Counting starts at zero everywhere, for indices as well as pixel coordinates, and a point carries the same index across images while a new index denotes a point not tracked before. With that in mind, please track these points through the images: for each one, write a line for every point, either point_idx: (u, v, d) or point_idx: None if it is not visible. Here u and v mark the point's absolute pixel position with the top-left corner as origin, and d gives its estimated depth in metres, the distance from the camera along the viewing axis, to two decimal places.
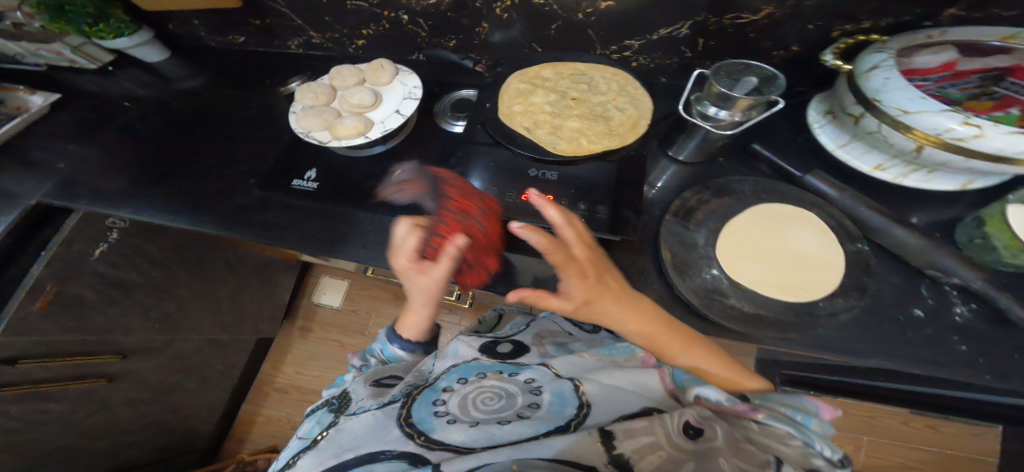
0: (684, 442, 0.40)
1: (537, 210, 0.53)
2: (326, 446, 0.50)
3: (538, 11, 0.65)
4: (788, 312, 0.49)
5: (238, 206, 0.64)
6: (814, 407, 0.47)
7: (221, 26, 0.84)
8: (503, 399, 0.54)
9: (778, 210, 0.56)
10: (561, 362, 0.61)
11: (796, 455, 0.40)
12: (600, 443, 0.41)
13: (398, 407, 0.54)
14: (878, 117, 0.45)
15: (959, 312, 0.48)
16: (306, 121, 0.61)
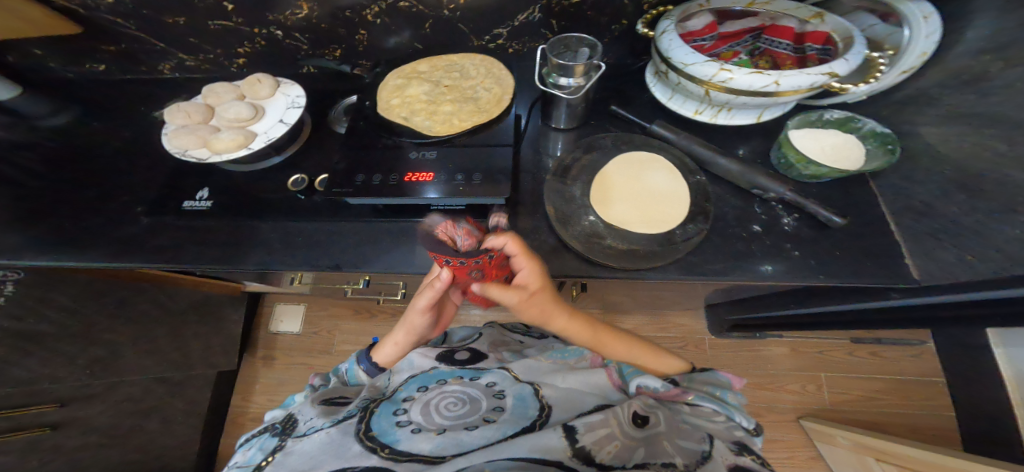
0: (630, 430, 0.50)
1: (412, 190, 0.57)
2: (274, 468, 0.51)
3: (408, 12, 0.70)
4: (644, 245, 0.54)
5: (128, 236, 0.64)
6: (726, 382, 0.65)
7: (73, 56, 0.78)
8: (465, 405, 0.59)
9: (631, 158, 0.62)
10: (519, 367, 0.69)
11: (721, 426, 0.55)
12: (567, 438, 0.47)
13: (357, 422, 0.57)
14: (670, 72, 0.51)
15: (784, 223, 0.56)
16: (179, 138, 0.61)
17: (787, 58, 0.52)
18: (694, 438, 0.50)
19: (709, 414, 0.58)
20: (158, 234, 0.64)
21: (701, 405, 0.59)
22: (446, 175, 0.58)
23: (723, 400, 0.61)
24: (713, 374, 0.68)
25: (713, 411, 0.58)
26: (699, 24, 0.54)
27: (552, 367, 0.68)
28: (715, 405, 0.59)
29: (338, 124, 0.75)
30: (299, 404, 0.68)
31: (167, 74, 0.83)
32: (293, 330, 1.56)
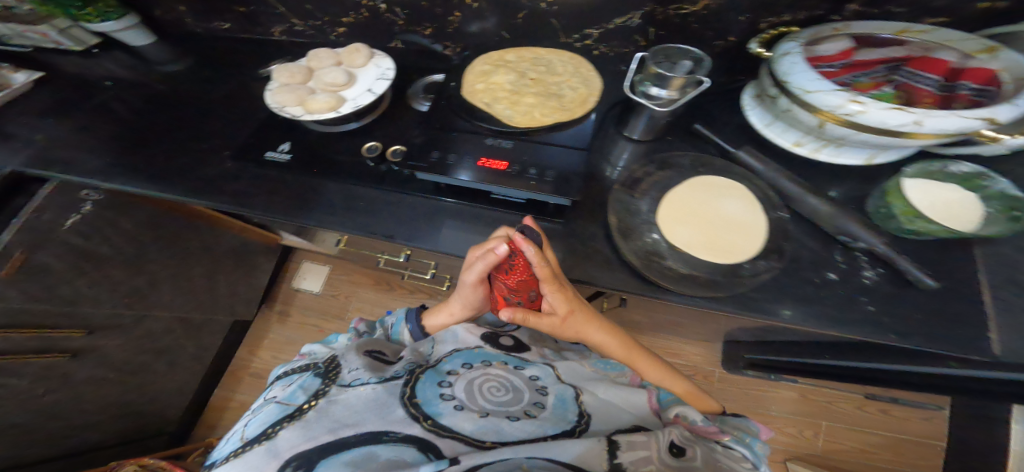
0: (668, 457, 0.48)
1: (497, 176, 0.54)
2: (322, 417, 0.53)
3: (505, 0, 0.69)
4: (716, 271, 0.54)
5: (211, 175, 0.68)
6: (756, 429, 0.63)
7: (212, 14, 0.96)
8: (507, 393, 0.59)
9: (710, 181, 0.61)
10: (564, 368, 0.66)
11: (751, 471, 0.53)
12: (606, 452, 0.49)
13: (402, 384, 0.59)
14: (787, 98, 0.52)
15: (868, 276, 0.55)
16: (280, 96, 0.66)
17: (934, 93, 0.50)
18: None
19: (741, 456, 0.55)
20: (236, 181, 0.66)
21: (737, 447, 0.57)
22: (522, 168, 0.55)
23: (754, 448, 0.58)
24: (746, 419, 0.65)
25: (745, 454, 0.56)
26: (834, 47, 0.54)
27: (598, 375, 0.65)
28: (748, 451, 0.57)
29: (420, 102, 0.76)
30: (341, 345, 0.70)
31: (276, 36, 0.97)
32: (313, 288, 1.58)
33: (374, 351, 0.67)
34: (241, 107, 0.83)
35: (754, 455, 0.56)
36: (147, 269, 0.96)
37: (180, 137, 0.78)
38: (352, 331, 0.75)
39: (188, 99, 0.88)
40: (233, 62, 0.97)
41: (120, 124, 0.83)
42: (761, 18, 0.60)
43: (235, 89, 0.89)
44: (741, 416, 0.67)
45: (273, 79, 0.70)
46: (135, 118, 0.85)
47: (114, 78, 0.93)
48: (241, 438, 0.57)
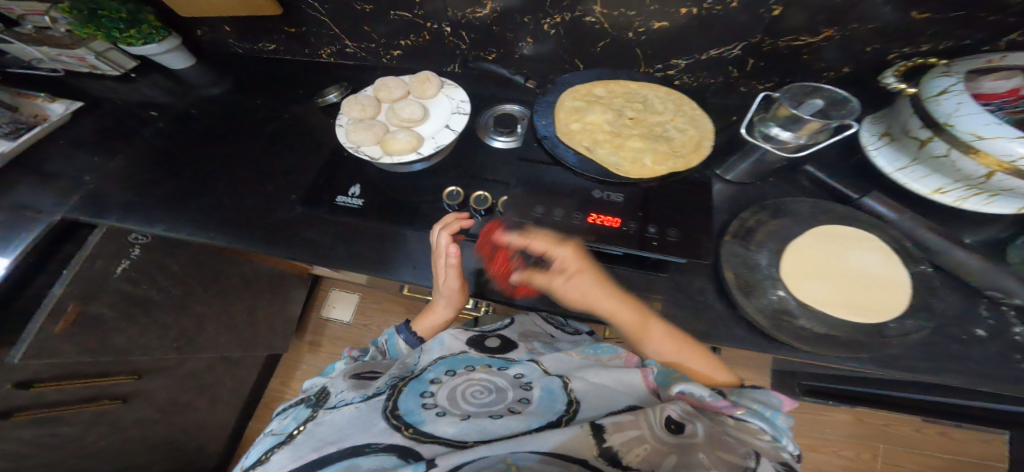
0: (665, 435, 0.43)
1: (609, 232, 0.52)
2: (303, 441, 0.50)
3: (586, 29, 0.65)
4: (858, 333, 0.49)
5: (281, 223, 0.68)
6: (777, 402, 0.53)
7: (255, 35, 0.88)
8: (492, 394, 0.54)
9: (832, 231, 0.57)
10: (551, 359, 0.61)
11: (768, 448, 0.45)
12: (594, 438, 0.43)
13: (385, 399, 0.54)
14: (948, 142, 0.47)
15: (1019, 332, 0.51)
16: (356, 135, 0.65)
17: None
18: (740, 453, 0.42)
19: (755, 431, 0.48)
20: (309, 227, 0.66)
21: (748, 423, 0.48)
22: (636, 224, 0.53)
23: (771, 420, 0.49)
24: (758, 389, 0.56)
25: (761, 429, 0.48)
26: (1004, 83, 0.45)
27: (590, 361, 0.60)
28: (763, 425, 0.48)
29: (498, 139, 0.69)
30: (337, 372, 0.67)
31: (322, 58, 0.90)
32: (343, 318, 1.52)
33: (364, 374, 0.66)
34: (298, 141, 0.79)
35: (771, 429, 0.48)
36: (191, 310, 0.92)
37: (240, 178, 0.75)
38: (351, 356, 0.72)
39: (235, 130, 0.83)
40: (275, 84, 0.89)
41: (171, 160, 0.79)
42: (893, 48, 0.53)
43: (285, 118, 0.83)
44: (760, 388, 0.56)
45: (343, 113, 0.68)
46: (182, 152, 0.80)
47: (156, 107, 0.87)
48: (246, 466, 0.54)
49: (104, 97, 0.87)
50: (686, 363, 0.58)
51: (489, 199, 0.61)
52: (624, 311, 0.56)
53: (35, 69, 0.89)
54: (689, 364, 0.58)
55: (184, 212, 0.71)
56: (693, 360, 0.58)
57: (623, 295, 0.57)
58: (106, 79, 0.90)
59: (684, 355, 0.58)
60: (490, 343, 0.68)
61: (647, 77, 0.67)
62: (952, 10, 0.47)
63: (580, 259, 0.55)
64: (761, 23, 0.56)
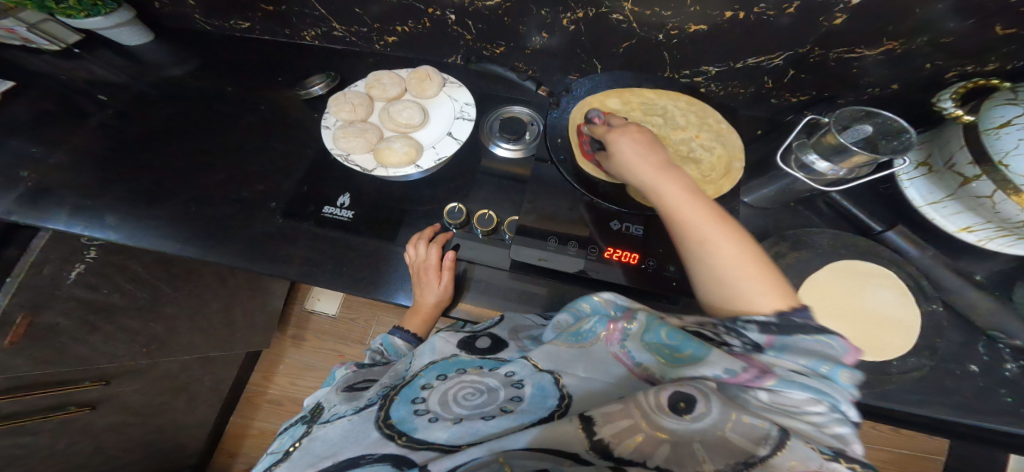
0: (663, 417, 0.27)
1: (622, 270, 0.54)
2: (301, 455, 0.36)
3: (612, 27, 0.58)
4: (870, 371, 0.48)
5: (264, 232, 0.61)
6: (837, 349, 0.33)
7: (223, 11, 0.77)
8: (486, 394, 0.36)
9: (853, 266, 0.54)
10: (540, 353, 0.37)
11: (813, 432, 0.28)
12: (582, 432, 0.28)
13: (378, 409, 0.37)
14: (998, 182, 0.43)
15: (1010, 368, 0.49)
16: (347, 141, 0.61)
17: None
18: (756, 436, 0.26)
19: (796, 407, 0.29)
20: (290, 240, 0.61)
21: (786, 391, 0.30)
22: (654, 263, 0.54)
23: (827, 378, 0.31)
24: (819, 331, 0.34)
25: (802, 401, 0.29)
26: None
27: (579, 350, 0.36)
28: (809, 393, 0.29)
29: (501, 147, 0.64)
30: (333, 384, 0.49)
31: (305, 41, 0.80)
32: (329, 310, 1.44)
33: (361, 382, 0.48)
34: (279, 138, 0.71)
35: (813, 387, 0.30)
36: (161, 313, 0.85)
37: (214, 179, 0.66)
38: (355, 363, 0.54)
39: (205, 121, 0.73)
40: (251, 70, 0.79)
41: (130, 152, 0.69)
42: (953, 65, 0.48)
43: (263, 109, 0.74)
44: (811, 327, 0.34)
45: (331, 113, 0.64)
46: (140, 146, 0.70)
47: (104, 91, 0.75)
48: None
49: (45, 75, 0.75)
50: (748, 291, 0.38)
51: (493, 218, 0.60)
52: (666, 182, 0.45)
53: None
54: (749, 291, 0.38)
55: (148, 216, 0.62)
56: (751, 278, 0.38)
57: (667, 164, 0.46)
58: (44, 54, 0.77)
59: (743, 265, 0.39)
60: (480, 343, 0.46)
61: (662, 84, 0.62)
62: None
63: (635, 133, 0.48)
64: (815, 32, 0.50)
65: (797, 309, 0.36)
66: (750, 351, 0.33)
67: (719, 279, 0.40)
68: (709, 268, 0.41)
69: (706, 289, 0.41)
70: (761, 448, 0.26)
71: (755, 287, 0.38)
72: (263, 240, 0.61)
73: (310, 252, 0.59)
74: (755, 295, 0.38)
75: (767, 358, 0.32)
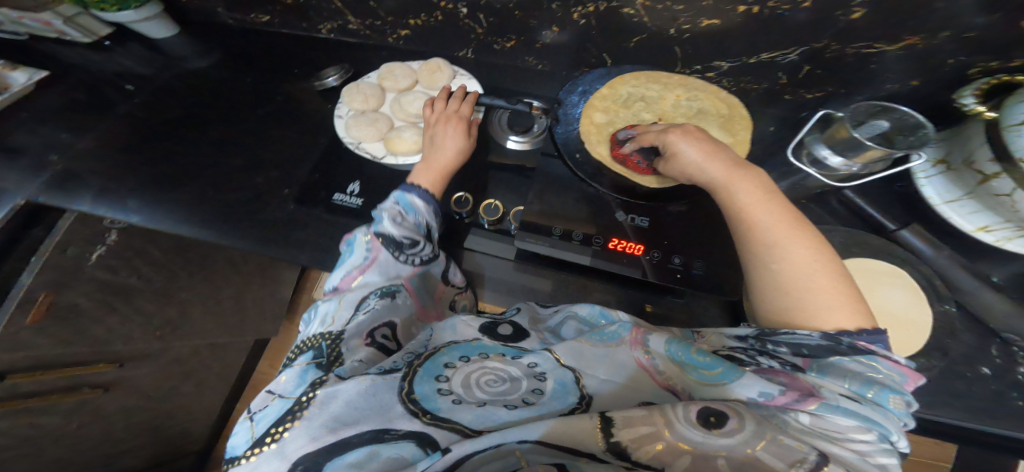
0: (687, 428, 0.28)
1: (628, 261, 0.54)
2: (319, 414, 0.33)
3: (623, 21, 0.59)
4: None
5: (278, 218, 0.63)
6: (887, 373, 0.31)
7: (244, 5, 0.80)
8: (508, 382, 0.36)
9: (868, 264, 0.52)
10: (563, 348, 0.38)
11: (856, 461, 0.26)
12: (600, 431, 0.29)
13: (400, 378, 0.37)
14: (1020, 180, 0.42)
15: None
16: (358, 130, 0.65)
17: None
18: (791, 457, 0.25)
19: (838, 433, 0.28)
20: (302, 226, 0.62)
21: (829, 415, 0.28)
22: (658, 253, 0.54)
23: (876, 405, 0.29)
24: (867, 353, 0.32)
25: (847, 427, 0.28)
26: None
27: (603, 349, 0.37)
28: (855, 419, 0.28)
29: (510, 139, 0.66)
30: (348, 317, 0.45)
31: (321, 34, 0.82)
32: None
33: (380, 332, 0.45)
34: (294, 128, 0.72)
35: (860, 414, 0.28)
36: (175, 297, 0.87)
37: (231, 167, 0.68)
38: (375, 291, 0.47)
39: (224, 112, 0.75)
40: (269, 62, 0.81)
41: (152, 139, 0.71)
42: (977, 61, 0.47)
43: (279, 100, 0.76)
44: (861, 349, 0.32)
45: (344, 103, 0.68)
46: (162, 135, 0.72)
47: (130, 81, 0.78)
48: (247, 442, 0.35)
49: (75, 66, 0.78)
50: (813, 302, 0.37)
51: (499, 208, 0.60)
52: (738, 181, 0.46)
53: None
54: (814, 302, 0.37)
55: (167, 201, 0.64)
56: (820, 289, 0.37)
57: (737, 163, 0.48)
58: (76, 45, 0.81)
59: (810, 275, 0.38)
60: (502, 330, 0.46)
61: (692, 81, 0.62)
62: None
63: (693, 133, 0.51)
64: (832, 25, 0.49)
65: (866, 334, 0.34)
66: (788, 370, 0.32)
67: (781, 286, 0.39)
68: (774, 273, 0.40)
69: (767, 296, 0.40)
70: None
71: (820, 299, 0.37)
72: (274, 225, 0.62)
73: (321, 239, 0.61)
74: (818, 307, 0.36)
75: (812, 381, 0.31)
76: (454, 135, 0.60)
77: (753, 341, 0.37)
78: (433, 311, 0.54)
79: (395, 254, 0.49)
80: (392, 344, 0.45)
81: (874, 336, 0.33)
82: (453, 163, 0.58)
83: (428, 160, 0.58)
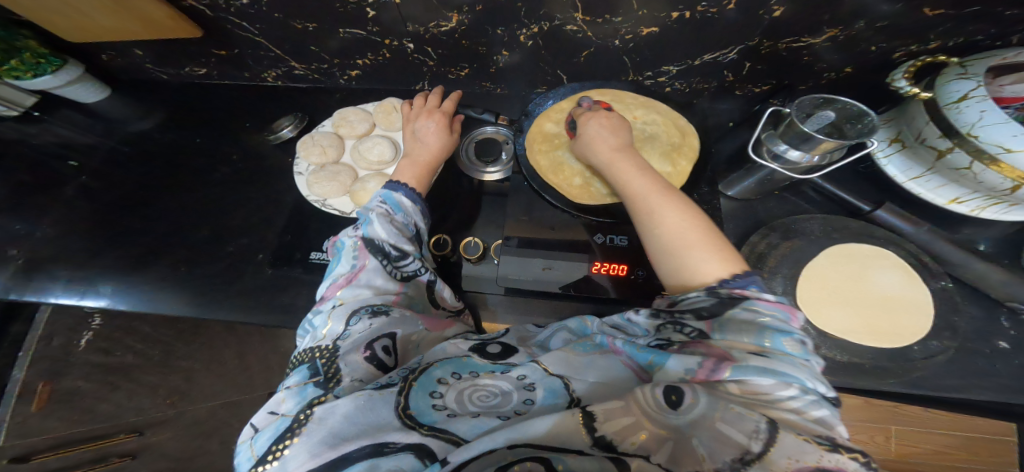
0: (661, 413, 0.29)
1: (607, 285, 0.54)
2: (318, 430, 0.31)
3: (567, 38, 0.58)
4: (878, 358, 0.47)
5: (258, 284, 0.62)
6: (770, 312, 0.32)
7: (179, 60, 0.77)
8: (500, 397, 0.37)
9: (852, 249, 0.54)
10: (550, 358, 0.40)
11: (794, 420, 0.27)
12: (583, 426, 0.30)
13: (396, 392, 0.36)
14: (972, 154, 0.43)
15: None
16: (321, 187, 0.64)
17: None
18: (746, 428, 0.27)
19: (765, 396, 0.28)
20: (282, 289, 0.62)
21: (749, 378, 0.29)
22: (643, 270, 0.54)
23: (776, 354, 0.30)
24: (745, 300, 0.33)
25: (771, 386, 0.28)
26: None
27: (588, 359, 0.39)
28: (770, 376, 0.29)
29: (487, 172, 0.65)
30: (341, 331, 0.41)
31: (269, 82, 0.80)
32: None
33: (380, 343, 0.40)
34: (258, 187, 0.71)
35: (773, 370, 0.29)
36: None
37: (199, 236, 0.67)
38: (365, 307, 0.43)
39: (181, 176, 0.73)
40: (220, 117, 0.79)
41: (111, 217, 0.69)
42: (901, 45, 0.48)
43: (237, 157, 0.74)
44: (739, 298, 0.34)
45: (302, 158, 0.68)
46: (120, 208, 0.70)
47: (76, 155, 0.75)
48: (247, 462, 0.33)
49: (12, 147, 0.75)
50: (695, 259, 0.38)
51: (480, 244, 0.59)
52: (625, 162, 0.48)
53: None
54: (692, 259, 0.38)
55: (139, 280, 0.63)
56: (699, 246, 0.38)
57: (629, 147, 0.50)
58: (6, 121, 0.77)
59: (690, 233, 0.39)
60: (492, 348, 0.46)
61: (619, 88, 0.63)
62: (969, 4, 0.41)
63: (604, 118, 0.53)
64: (760, 25, 0.50)
65: (737, 279, 0.35)
66: (698, 339, 0.34)
67: (666, 248, 0.40)
68: (656, 237, 0.41)
69: (660, 261, 0.40)
70: (755, 443, 0.26)
71: (701, 254, 0.38)
72: (256, 290, 0.62)
73: (304, 298, 0.61)
74: (699, 261, 0.37)
75: (723, 343, 0.32)
76: (430, 122, 0.62)
77: (666, 313, 0.38)
78: (442, 321, 0.49)
79: (383, 263, 0.46)
80: (391, 359, 0.41)
81: (745, 280, 0.35)
82: (437, 158, 0.59)
83: (411, 155, 0.59)
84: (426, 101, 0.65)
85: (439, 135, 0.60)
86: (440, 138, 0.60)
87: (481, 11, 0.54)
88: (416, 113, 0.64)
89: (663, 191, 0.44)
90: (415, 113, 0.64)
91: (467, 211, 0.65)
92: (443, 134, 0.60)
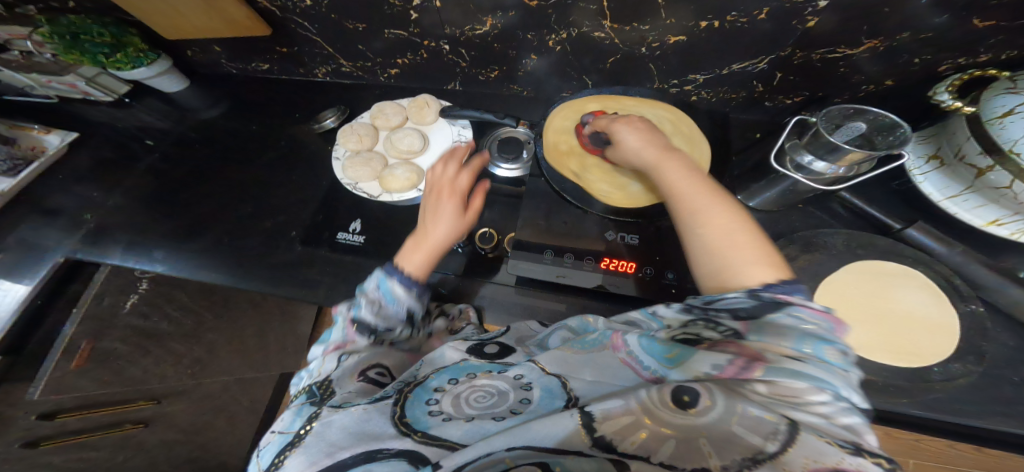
0: (667, 413, 0.30)
1: (618, 280, 0.55)
2: (316, 442, 0.36)
3: (597, 44, 0.60)
4: (896, 378, 0.45)
5: (289, 260, 0.67)
6: (815, 323, 0.32)
7: (246, 55, 0.85)
8: (496, 396, 0.39)
9: (877, 267, 0.52)
10: (548, 358, 0.41)
11: (822, 424, 0.27)
12: (583, 428, 0.30)
13: (390, 403, 0.39)
14: (1014, 172, 0.41)
15: None
16: (354, 171, 0.69)
17: None
18: (764, 430, 0.27)
19: (795, 397, 0.29)
20: (310, 265, 0.66)
21: (780, 380, 0.30)
22: (651, 269, 0.55)
23: (813, 362, 0.30)
24: (789, 305, 0.34)
25: (800, 390, 0.29)
26: None
27: (584, 357, 0.40)
28: (803, 380, 0.29)
29: (506, 167, 0.67)
30: (334, 366, 0.48)
31: (318, 77, 0.87)
32: None
33: (369, 370, 0.48)
34: (299, 172, 0.77)
35: (806, 375, 0.29)
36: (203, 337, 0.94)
37: (243, 213, 0.73)
38: (354, 351, 0.50)
39: (235, 159, 0.80)
40: (274, 107, 0.86)
41: (171, 190, 0.77)
42: (942, 59, 0.48)
43: (284, 144, 0.81)
44: (783, 303, 0.34)
45: (341, 144, 0.73)
46: (180, 184, 0.78)
47: (150, 135, 0.85)
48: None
49: (98, 126, 0.84)
50: (737, 260, 0.39)
51: (494, 236, 0.62)
52: (667, 163, 0.50)
53: (28, 96, 0.86)
54: (736, 260, 0.39)
55: (188, 249, 0.69)
56: (743, 248, 0.39)
57: (669, 148, 0.52)
58: (97, 103, 0.87)
59: (734, 237, 0.41)
60: (489, 349, 0.48)
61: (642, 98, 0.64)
62: (1014, 19, 0.40)
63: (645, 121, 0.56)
64: (791, 35, 0.51)
65: (784, 284, 0.36)
66: (732, 338, 0.35)
67: (712, 248, 0.41)
68: (700, 238, 0.42)
69: (702, 262, 0.41)
70: (770, 444, 0.26)
71: (745, 258, 0.39)
72: (288, 265, 0.67)
73: (329, 275, 0.65)
74: (743, 264, 0.38)
75: (759, 345, 0.33)
76: (450, 198, 0.55)
77: (698, 310, 0.38)
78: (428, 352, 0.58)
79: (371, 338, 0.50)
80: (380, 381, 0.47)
81: (790, 286, 0.36)
82: (446, 244, 0.54)
83: (420, 236, 0.54)
84: (445, 163, 0.57)
85: (457, 217, 0.55)
86: (454, 224, 0.54)
87: (517, 15, 0.58)
88: (438, 177, 0.57)
89: (708, 193, 0.45)
90: (437, 177, 0.57)
91: (488, 206, 0.67)
92: (458, 216, 0.55)
